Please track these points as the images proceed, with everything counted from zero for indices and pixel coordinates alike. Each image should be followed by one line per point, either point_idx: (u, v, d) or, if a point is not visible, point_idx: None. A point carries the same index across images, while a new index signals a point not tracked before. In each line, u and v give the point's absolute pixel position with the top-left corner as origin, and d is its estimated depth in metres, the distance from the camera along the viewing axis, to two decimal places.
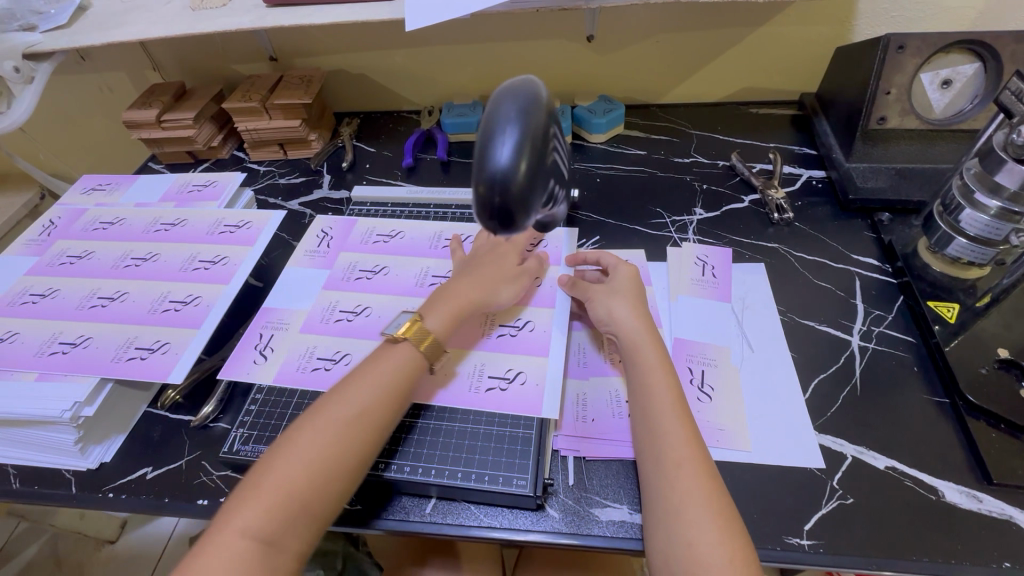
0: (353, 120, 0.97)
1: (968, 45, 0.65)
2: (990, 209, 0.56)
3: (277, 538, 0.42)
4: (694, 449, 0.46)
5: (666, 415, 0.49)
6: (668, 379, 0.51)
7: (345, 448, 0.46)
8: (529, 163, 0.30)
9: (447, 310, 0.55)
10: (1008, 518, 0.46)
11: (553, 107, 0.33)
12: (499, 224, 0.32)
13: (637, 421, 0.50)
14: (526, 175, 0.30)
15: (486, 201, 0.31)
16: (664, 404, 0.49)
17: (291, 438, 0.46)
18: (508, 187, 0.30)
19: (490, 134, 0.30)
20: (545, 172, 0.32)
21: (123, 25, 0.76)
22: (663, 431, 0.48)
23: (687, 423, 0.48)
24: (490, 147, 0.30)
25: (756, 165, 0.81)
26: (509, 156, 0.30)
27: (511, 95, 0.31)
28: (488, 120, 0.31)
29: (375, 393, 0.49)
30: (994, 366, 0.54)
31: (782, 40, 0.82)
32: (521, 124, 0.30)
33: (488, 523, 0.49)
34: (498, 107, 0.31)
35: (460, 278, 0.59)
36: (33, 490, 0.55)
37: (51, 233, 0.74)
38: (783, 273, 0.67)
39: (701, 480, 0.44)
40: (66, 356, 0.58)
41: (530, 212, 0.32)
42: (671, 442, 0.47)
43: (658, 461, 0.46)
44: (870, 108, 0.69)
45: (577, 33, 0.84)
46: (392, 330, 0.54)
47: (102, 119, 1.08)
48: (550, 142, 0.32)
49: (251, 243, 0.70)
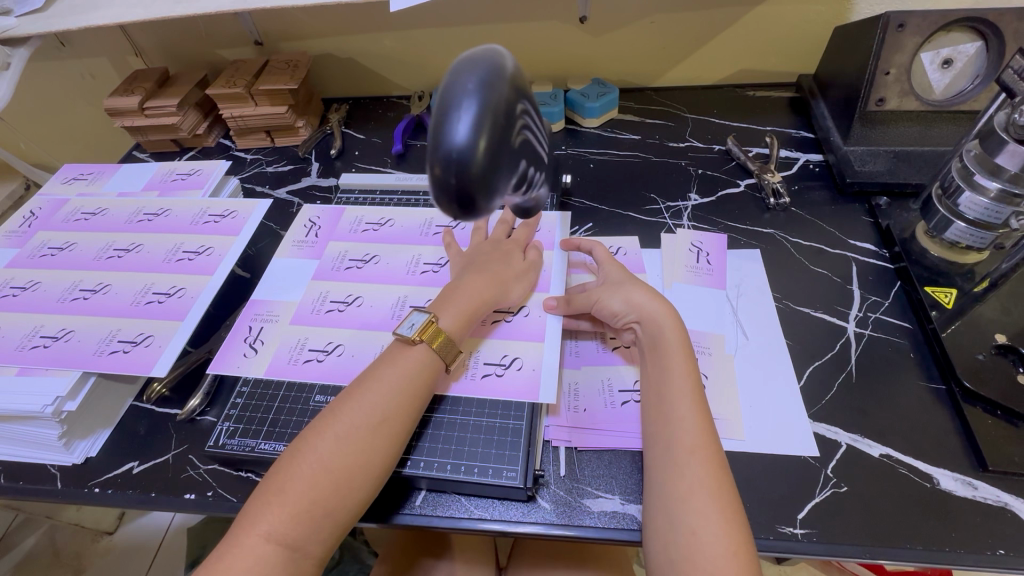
0: (342, 106, 0.95)
1: (970, 24, 0.63)
2: (991, 191, 0.55)
3: (302, 544, 0.41)
4: (707, 440, 0.45)
5: (681, 404, 0.47)
6: (690, 370, 0.50)
7: (365, 451, 0.45)
8: (490, 142, 0.29)
9: (460, 306, 0.54)
10: (1003, 505, 0.46)
11: (519, 80, 0.32)
12: (458, 207, 0.31)
13: (652, 411, 0.49)
14: (485, 154, 0.29)
15: (444, 181, 0.30)
16: (680, 394, 0.48)
17: (310, 442, 0.45)
18: (465, 168, 0.29)
19: (447, 109, 0.29)
20: (507, 151, 0.31)
21: (101, 9, 0.73)
22: (676, 420, 0.47)
23: (702, 412, 0.47)
24: (446, 124, 0.29)
25: (753, 149, 0.80)
26: (467, 134, 0.29)
27: (471, 65, 0.30)
28: (446, 93, 0.29)
29: (394, 394, 0.48)
30: (991, 351, 0.53)
31: (778, 20, 0.80)
32: (480, 97, 0.29)
33: (478, 514, 0.49)
34: (457, 79, 0.29)
35: (471, 274, 0.57)
36: (18, 485, 0.54)
37: (31, 225, 0.73)
38: (778, 257, 0.66)
39: (714, 474, 0.43)
40: (47, 350, 0.57)
41: (492, 193, 0.31)
42: (685, 432, 0.46)
43: (669, 452, 0.45)
44: (868, 89, 0.68)
45: (570, 14, 0.82)
46: (407, 330, 0.51)
47: (85, 105, 1.06)
48: (512, 121, 0.31)
49: (236, 232, 0.68)
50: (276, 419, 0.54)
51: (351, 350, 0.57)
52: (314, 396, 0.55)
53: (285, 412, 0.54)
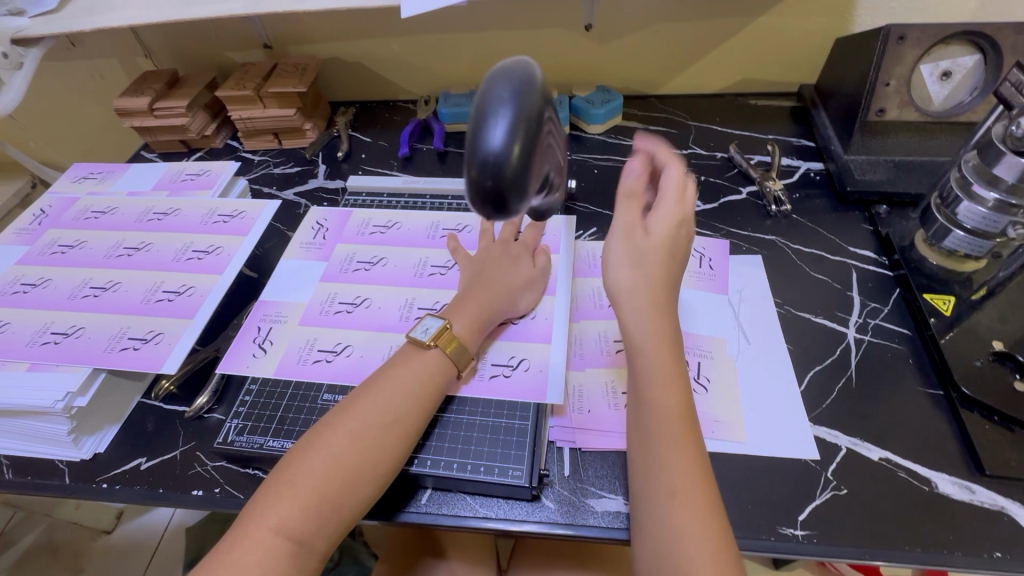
0: (349, 109, 0.96)
1: (969, 37, 0.64)
2: (988, 201, 0.57)
3: (309, 540, 0.42)
4: (692, 479, 0.41)
5: (662, 436, 0.43)
6: (673, 397, 0.44)
7: (376, 450, 0.46)
8: (524, 147, 0.31)
9: (471, 311, 0.55)
10: (1000, 508, 0.47)
11: (548, 90, 0.33)
12: (492, 208, 0.32)
13: (633, 446, 0.44)
14: (519, 159, 0.31)
15: (480, 183, 0.31)
16: (661, 426, 0.43)
17: (322, 437, 0.46)
18: (501, 171, 0.30)
19: (483, 117, 0.30)
20: (538, 157, 0.32)
21: (115, 11, 0.74)
22: (659, 464, 0.42)
23: (691, 450, 0.42)
24: (482, 130, 0.30)
25: (755, 156, 0.81)
26: (502, 139, 0.30)
27: (505, 76, 0.31)
28: (483, 102, 0.31)
29: (407, 394, 0.48)
30: (989, 358, 0.54)
31: (780, 31, 0.82)
32: (515, 105, 0.30)
33: (483, 513, 0.49)
34: (492, 88, 0.31)
35: (481, 280, 0.58)
36: (26, 480, 0.54)
37: (41, 223, 0.73)
38: (780, 264, 0.67)
39: (702, 519, 0.39)
40: (57, 346, 0.58)
41: (523, 196, 0.32)
42: (666, 469, 0.41)
43: (651, 495, 0.41)
44: (869, 99, 0.69)
45: (576, 22, 0.83)
46: (421, 334, 0.52)
47: (93, 107, 1.07)
48: (542, 131, 0.32)
49: (245, 233, 0.69)
50: (284, 417, 0.54)
51: (359, 351, 0.58)
52: (322, 395, 0.56)
53: (293, 410, 0.55)
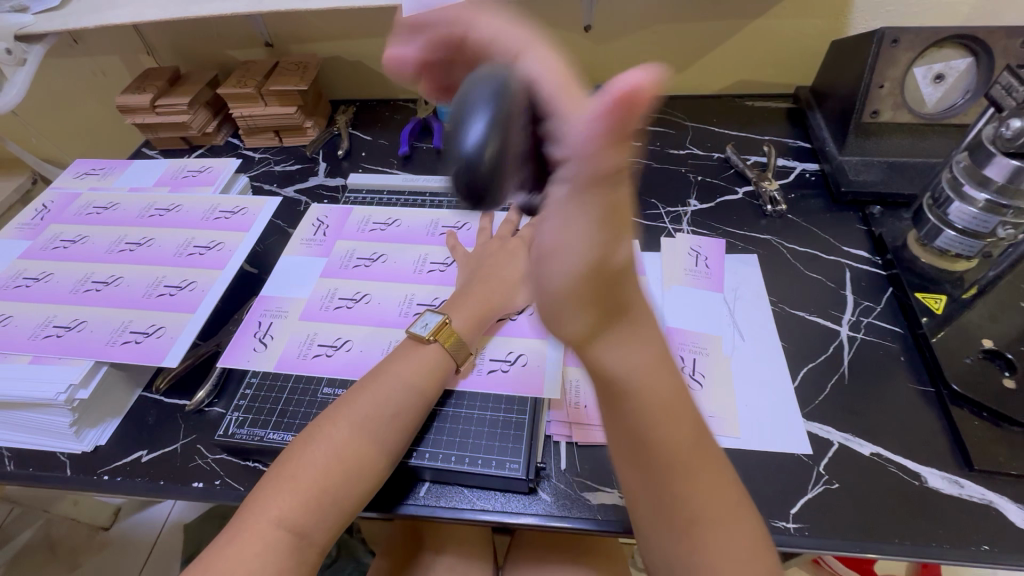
0: (349, 108, 0.97)
1: (961, 41, 0.65)
2: (979, 201, 0.57)
3: (310, 532, 0.43)
4: (717, 504, 0.38)
5: (677, 470, 0.38)
6: (682, 421, 0.38)
7: (377, 444, 0.46)
8: (496, 149, 0.34)
9: (471, 307, 0.56)
10: (988, 502, 0.47)
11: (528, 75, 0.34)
12: (475, 199, 0.38)
13: (641, 486, 0.39)
14: (491, 158, 0.35)
15: (461, 180, 0.36)
16: (673, 461, 0.37)
17: (324, 430, 0.46)
18: (474, 170, 0.35)
19: (463, 118, 0.34)
20: (517, 154, 0.35)
21: (117, 8, 0.75)
22: (680, 499, 0.38)
23: (709, 470, 0.38)
24: (462, 131, 0.34)
25: (751, 157, 0.82)
26: (477, 144, 0.34)
27: (487, 79, 0.33)
28: (464, 102, 0.34)
29: (407, 390, 0.49)
30: (979, 356, 0.55)
31: (776, 34, 0.83)
32: (490, 107, 0.33)
33: (480, 505, 0.50)
34: (474, 89, 0.34)
35: (480, 278, 0.59)
36: (27, 472, 0.55)
37: (43, 218, 0.74)
38: (775, 263, 0.68)
39: (737, 547, 0.37)
40: (60, 339, 0.58)
41: (501, 190, 0.37)
42: (691, 503, 0.38)
43: (676, 532, 0.38)
44: (863, 101, 0.70)
45: (575, 23, 0.84)
46: (420, 329, 0.53)
47: (95, 104, 1.07)
48: (528, 133, 0.33)
49: (246, 229, 0.70)
50: (284, 410, 0.55)
51: (359, 345, 0.58)
52: (322, 389, 0.56)
53: (294, 404, 0.55)
